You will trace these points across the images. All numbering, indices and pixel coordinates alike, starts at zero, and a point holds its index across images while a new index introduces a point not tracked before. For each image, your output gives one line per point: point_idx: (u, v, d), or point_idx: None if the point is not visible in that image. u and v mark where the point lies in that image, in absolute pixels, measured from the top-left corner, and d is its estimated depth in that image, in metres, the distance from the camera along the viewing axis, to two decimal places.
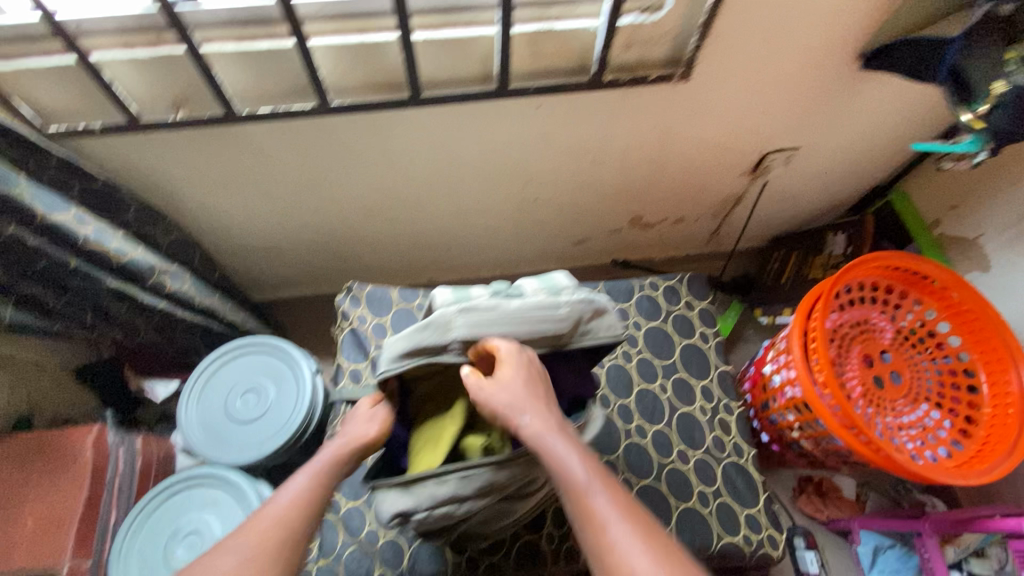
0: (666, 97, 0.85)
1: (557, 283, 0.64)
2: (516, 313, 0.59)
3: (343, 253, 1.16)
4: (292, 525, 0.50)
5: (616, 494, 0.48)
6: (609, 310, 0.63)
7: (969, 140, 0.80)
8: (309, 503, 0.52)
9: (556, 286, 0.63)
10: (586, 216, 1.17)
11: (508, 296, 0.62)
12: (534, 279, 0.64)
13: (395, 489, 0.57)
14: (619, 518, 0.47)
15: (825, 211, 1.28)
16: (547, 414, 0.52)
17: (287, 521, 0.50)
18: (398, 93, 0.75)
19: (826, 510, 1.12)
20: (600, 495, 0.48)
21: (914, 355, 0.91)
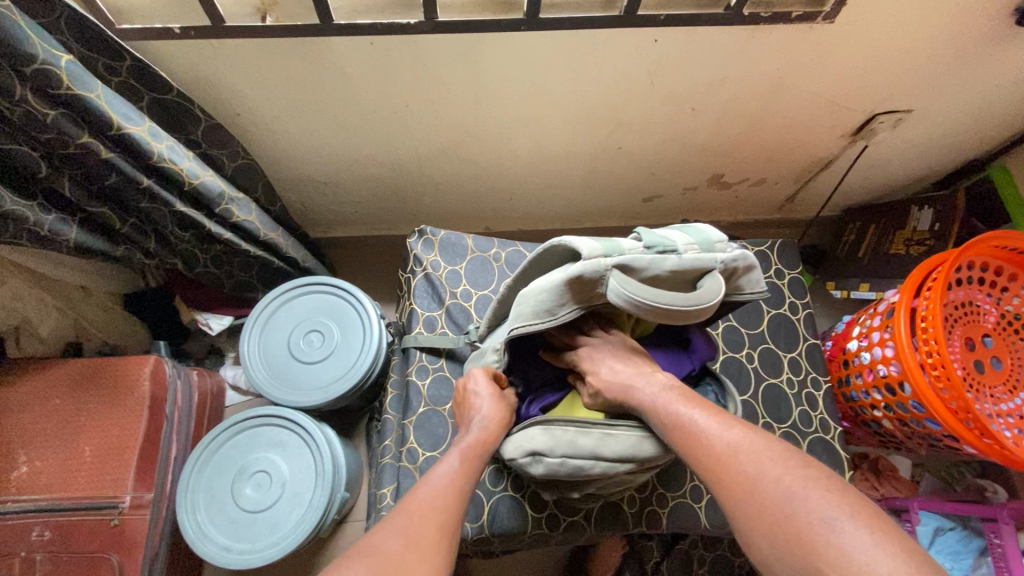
0: (795, 40, 0.77)
1: (709, 237, 0.58)
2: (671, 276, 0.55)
3: (406, 194, 1.10)
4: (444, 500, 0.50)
5: (709, 410, 0.49)
6: (754, 268, 0.60)
7: None
8: (456, 478, 0.54)
9: (709, 241, 0.57)
10: (665, 171, 1.10)
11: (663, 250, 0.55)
12: (687, 232, 0.56)
13: (537, 427, 0.57)
14: (717, 426, 0.47)
15: (913, 183, 1.19)
16: (640, 366, 0.56)
17: (439, 496, 0.50)
18: (509, 12, 0.67)
19: (881, 488, 1.11)
20: (693, 412, 0.49)
21: (1017, 342, 0.87)
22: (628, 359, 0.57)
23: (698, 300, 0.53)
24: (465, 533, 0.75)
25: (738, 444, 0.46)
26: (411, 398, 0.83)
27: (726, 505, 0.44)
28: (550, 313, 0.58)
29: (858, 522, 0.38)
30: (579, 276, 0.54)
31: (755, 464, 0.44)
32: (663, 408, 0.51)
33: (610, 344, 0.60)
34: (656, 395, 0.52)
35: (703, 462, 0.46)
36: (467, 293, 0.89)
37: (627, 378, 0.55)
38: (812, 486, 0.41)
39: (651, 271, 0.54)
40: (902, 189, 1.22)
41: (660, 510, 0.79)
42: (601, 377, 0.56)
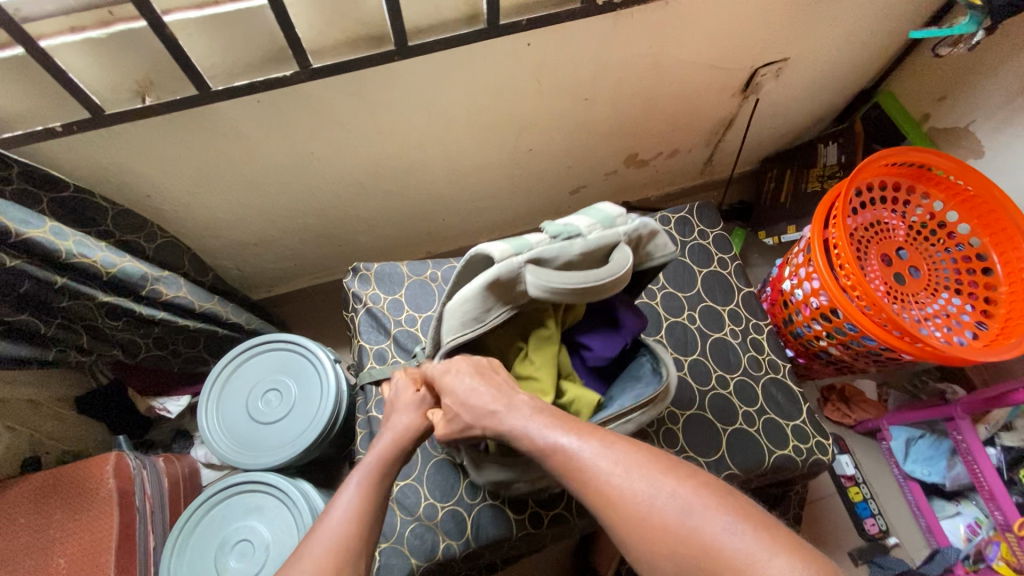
0: (659, 17, 0.82)
1: (607, 213, 0.60)
2: (581, 256, 0.56)
3: (337, 237, 1.11)
4: (351, 537, 0.49)
5: (586, 432, 0.49)
6: (658, 233, 0.62)
7: (964, 21, 0.82)
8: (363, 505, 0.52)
9: (610, 218, 0.59)
10: (581, 162, 1.14)
11: (568, 236, 0.56)
12: (585, 214, 0.58)
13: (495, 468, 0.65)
14: (588, 448, 0.47)
15: (815, 121, 1.26)
16: (506, 393, 0.56)
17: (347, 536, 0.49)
18: (381, 47, 0.70)
19: (853, 414, 1.16)
20: (571, 439, 0.48)
21: (929, 247, 0.92)
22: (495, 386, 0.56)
23: (609, 274, 0.54)
24: (453, 551, 0.76)
25: (622, 464, 0.45)
26: (377, 432, 0.84)
27: (622, 531, 0.43)
28: (478, 320, 0.58)
29: (741, 518, 0.40)
30: (497, 278, 0.54)
31: (638, 479, 0.44)
32: (540, 438, 0.50)
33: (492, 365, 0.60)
34: (529, 428, 0.51)
35: (591, 491, 0.45)
36: (413, 318, 0.91)
37: (495, 407, 0.55)
38: (703, 494, 0.42)
39: (561, 258, 0.55)
40: (808, 129, 1.29)
41: None
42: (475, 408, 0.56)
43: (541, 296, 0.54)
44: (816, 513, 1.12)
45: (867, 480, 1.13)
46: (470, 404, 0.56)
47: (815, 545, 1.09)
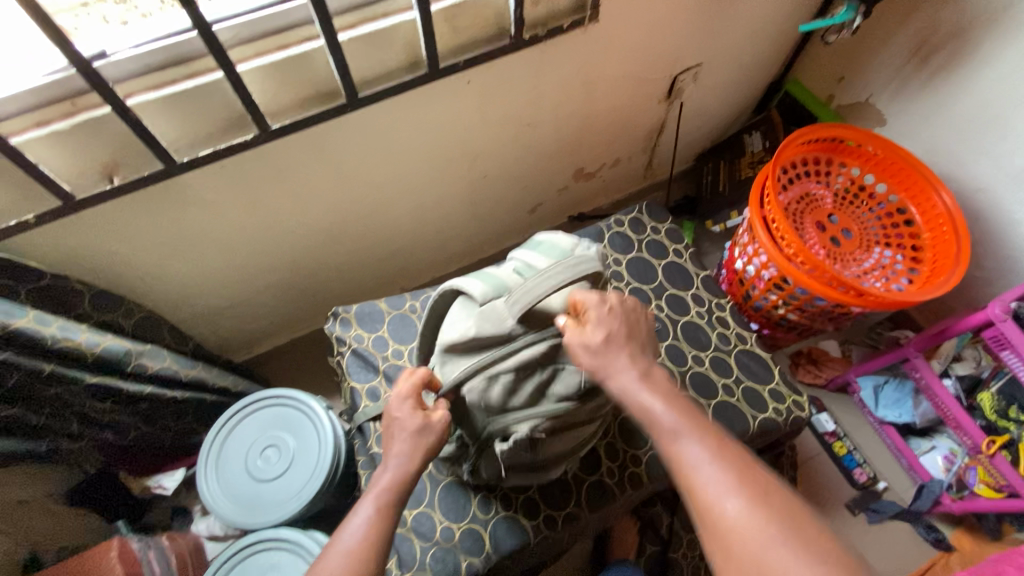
0: (582, 43, 0.91)
1: (563, 247, 0.64)
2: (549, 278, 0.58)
3: (311, 288, 1.13)
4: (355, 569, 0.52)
5: (697, 427, 0.48)
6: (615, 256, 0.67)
7: (843, 11, 0.95)
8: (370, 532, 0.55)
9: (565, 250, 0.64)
10: (534, 182, 1.21)
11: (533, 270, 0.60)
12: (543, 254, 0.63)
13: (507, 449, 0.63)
14: (707, 455, 0.46)
15: (737, 114, 1.38)
16: (616, 356, 0.53)
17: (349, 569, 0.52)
18: (333, 101, 0.75)
19: (824, 373, 1.23)
20: (678, 424, 0.48)
21: (855, 210, 1.02)
22: (616, 349, 0.53)
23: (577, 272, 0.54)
24: (476, 567, 0.78)
25: (720, 479, 0.45)
26: None
27: (706, 537, 0.44)
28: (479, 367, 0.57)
29: (836, 570, 0.40)
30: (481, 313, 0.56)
31: (736, 501, 0.44)
32: (648, 407, 0.50)
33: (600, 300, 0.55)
34: (637, 391, 0.51)
35: (688, 489, 0.46)
36: (399, 351, 0.94)
37: (596, 366, 0.53)
38: (798, 536, 0.42)
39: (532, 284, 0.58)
40: (733, 122, 1.41)
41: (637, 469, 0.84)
42: (600, 369, 0.53)
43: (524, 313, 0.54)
44: (809, 474, 1.17)
45: (848, 433, 1.20)
46: (578, 352, 0.54)
47: (814, 504, 1.15)
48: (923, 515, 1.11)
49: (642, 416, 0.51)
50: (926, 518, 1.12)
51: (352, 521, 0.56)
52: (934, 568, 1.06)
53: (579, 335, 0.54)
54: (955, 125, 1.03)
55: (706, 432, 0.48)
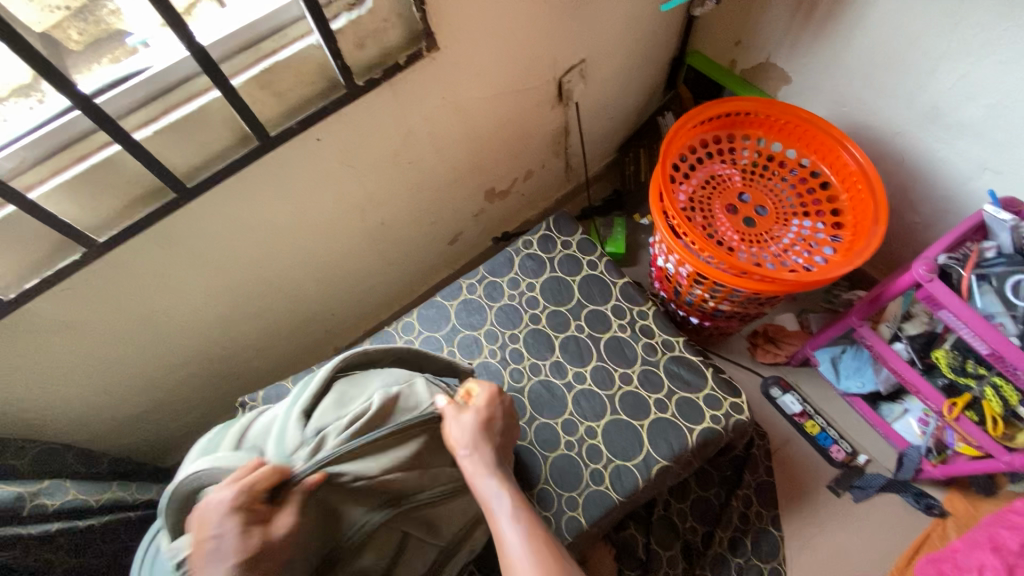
0: (434, 71, 0.84)
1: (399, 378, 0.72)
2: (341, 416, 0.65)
3: (233, 373, 1.08)
4: None
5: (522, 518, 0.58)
6: (358, 424, 0.62)
7: None
8: None
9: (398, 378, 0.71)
10: (443, 214, 1.16)
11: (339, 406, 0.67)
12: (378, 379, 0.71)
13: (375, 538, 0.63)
14: (515, 526, 0.57)
15: (648, 97, 1.31)
16: (478, 441, 0.64)
17: None
18: (164, 198, 0.70)
19: (783, 350, 1.16)
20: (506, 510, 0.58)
21: (768, 182, 0.95)
22: (483, 437, 0.65)
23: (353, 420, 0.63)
24: None
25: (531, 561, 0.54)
26: None
27: None
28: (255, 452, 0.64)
29: None
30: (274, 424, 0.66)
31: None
32: (486, 493, 0.61)
33: (241, 480, 0.54)
34: (482, 479, 0.62)
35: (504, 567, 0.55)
36: None
37: (461, 448, 0.63)
38: None
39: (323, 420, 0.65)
40: (646, 105, 1.34)
41: (574, 512, 0.79)
42: (467, 450, 0.63)
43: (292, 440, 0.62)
44: (787, 461, 1.10)
45: (818, 409, 1.13)
46: (456, 430, 0.64)
47: (797, 491, 1.08)
48: (910, 482, 1.05)
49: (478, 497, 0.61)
50: (914, 485, 1.06)
51: None
52: (929, 540, 1.00)
53: (458, 422, 0.65)
54: (859, 70, 0.96)
55: (531, 519, 0.58)
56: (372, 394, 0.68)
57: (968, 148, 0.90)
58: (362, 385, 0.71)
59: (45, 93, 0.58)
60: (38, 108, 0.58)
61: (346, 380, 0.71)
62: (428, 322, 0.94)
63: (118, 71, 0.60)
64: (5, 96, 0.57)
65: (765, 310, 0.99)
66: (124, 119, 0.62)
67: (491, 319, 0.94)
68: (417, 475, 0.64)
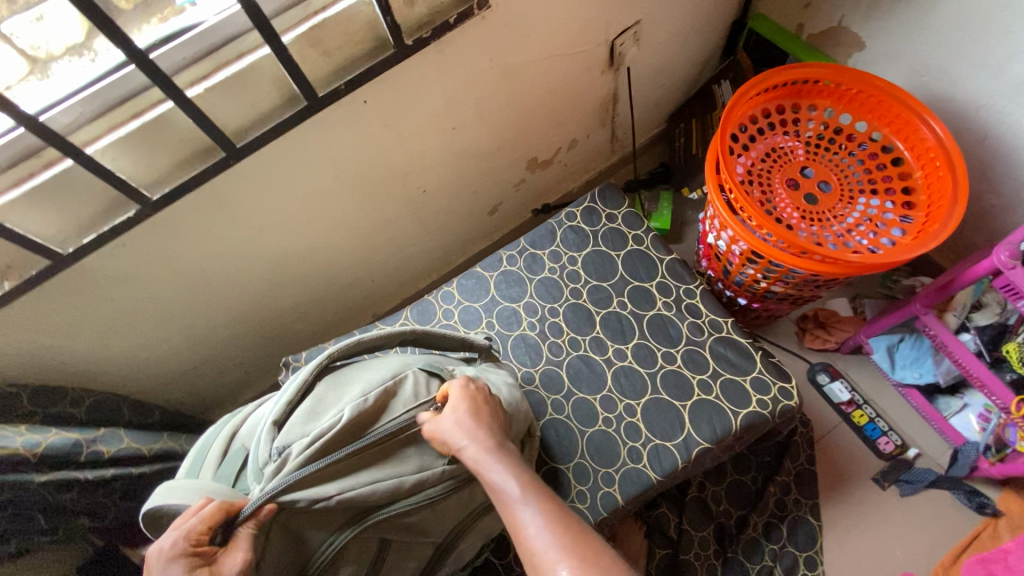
0: (483, 31, 0.81)
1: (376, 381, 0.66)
2: (312, 428, 0.60)
3: (275, 335, 1.11)
4: None
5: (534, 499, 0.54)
6: (320, 443, 0.57)
7: None
8: None
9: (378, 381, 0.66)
10: (484, 183, 1.13)
11: (311, 418, 0.62)
12: (357, 385, 0.66)
13: (353, 551, 0.59)
14: (532, 507, 0.53)
15: (703, 65, 1.24)
16: (473, 431, 0.59)
17: None
18: (215, 157, 0.70)
19: (833, 336, 1.11)
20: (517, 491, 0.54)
21: (833, 157, 0.88)
22: (477, 426, 0.60)
23: (315, 436, 0.58)
24: None
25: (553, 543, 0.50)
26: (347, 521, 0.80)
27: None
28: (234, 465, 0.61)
29: None
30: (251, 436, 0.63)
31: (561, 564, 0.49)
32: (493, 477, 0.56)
33: (185, 524, 0.48)
34: (487, 464, 0.57)
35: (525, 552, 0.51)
36: None
37: (457, 441, 0.59)
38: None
39: (292, 433, 0.60)
40: (700, 73, 1.27)
41: (610, 489, 0.78)
42: (464, 442, 0.59)
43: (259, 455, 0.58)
44: (830, 451, 1.07)
45: (867, 399, 1.09)
46: (446, 428, 0.60)
47: (839, 482, 1.04)
48: (963, 479, 1.00)
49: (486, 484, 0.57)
50: (966, 482, 1.01)
51: None
52: (979, 538, 0.96)
53: (447, 421, 0.60)
54: (945, 35, 0.88)
55: (545, 500, 0.54)
56: (343, 405, 0.62)
57: None
58: (342, 391, 0.67)
59: (96, 52, 0.58)
60: (95, 62, 0.58)
61: (326, 386, 0.67)
62: (467, 292, 0.93)
63: (169, 28, 0.59)
64: (60, 54, 0.57)
65: (819, 294, 0.94)
66: (177, 76, 0.62)
67: (531, 292, 0.93)
68: (390, 484, 0.59)
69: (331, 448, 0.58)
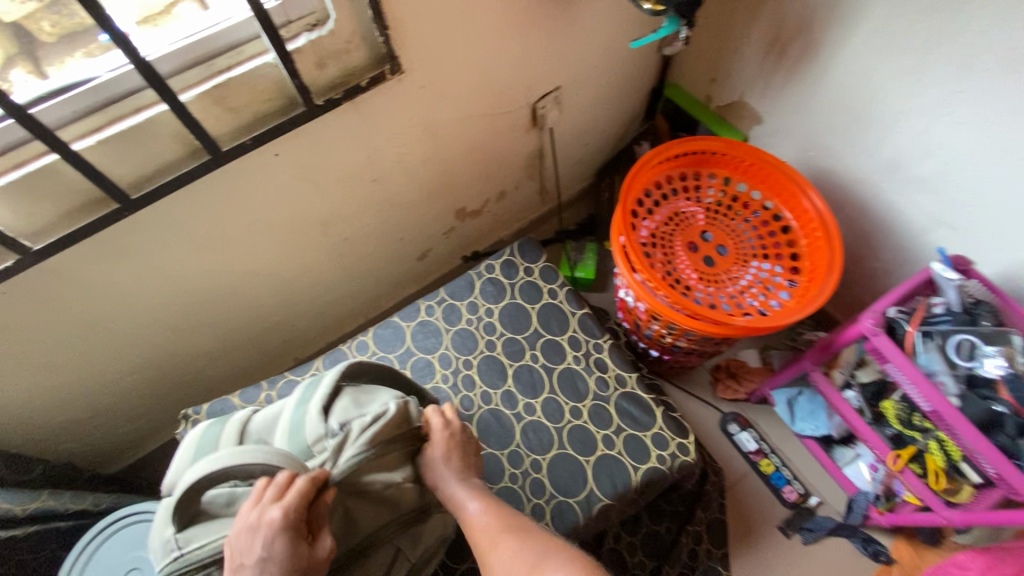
0: (399, 94, 0.84)
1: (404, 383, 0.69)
2: (363, 412, 0.63)
3: (183, 381, 1.06)
4: None
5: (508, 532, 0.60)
6: (378, 427, 0.60)
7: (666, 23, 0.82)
8: None
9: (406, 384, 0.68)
10: (411, 231, 1.15)
11: (356, 406, 0.64)
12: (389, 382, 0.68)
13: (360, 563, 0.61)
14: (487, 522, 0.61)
15: (626, 126, 1.32)
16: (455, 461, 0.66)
17: None
18: (109, 207, 0.69)
19: (743, 386, 1.16)
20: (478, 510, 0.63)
21: (730, 222, 0.95)
22: (457, 460, 0.66)
23: (375, 419, 0.60)
24: None
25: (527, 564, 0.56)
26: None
27: None
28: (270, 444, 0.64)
29: None
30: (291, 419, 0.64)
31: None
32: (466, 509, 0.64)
33: (286, 497, 0.51)
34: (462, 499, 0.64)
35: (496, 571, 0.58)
36: None
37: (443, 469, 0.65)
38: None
39: (342, 417, 0.62)
40: (624, 134, 1.34)
41: None
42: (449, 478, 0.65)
43: (312, 438, 0.61)
44: (739, 500, 1.10)
45: (774, 448, 1.13)
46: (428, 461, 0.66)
47: (747, 531, 1.08)
48: (859, 528, 1.05)
49: (462, 518, 0.64)
50: (862, 530, 1.06)
51: None
52: None
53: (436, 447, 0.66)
54: (827, 118, 0.97)
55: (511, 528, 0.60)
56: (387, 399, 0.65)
57: (924, 202, 0.91)
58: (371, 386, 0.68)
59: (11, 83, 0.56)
60: None
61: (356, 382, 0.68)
62: (382, 342, 0.93)
63: (58, 82, 0.58)
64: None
65: (722, 348, 0.98)
66: (64, 129, 0.61)
67: (446, 343, 0.93)
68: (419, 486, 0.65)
69: (385, 437, 0.61)
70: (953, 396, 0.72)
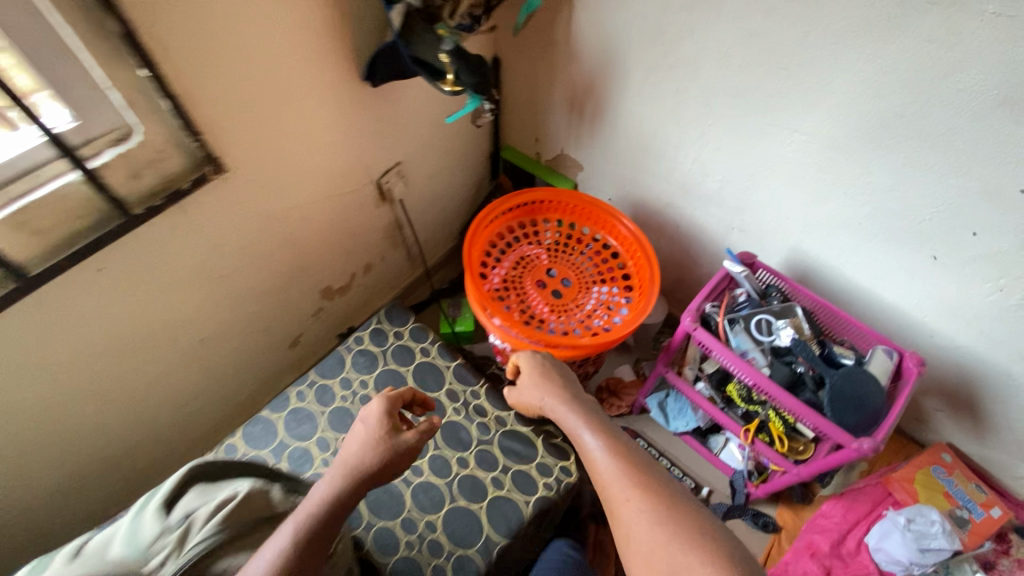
0: (230, 190, 0.86)
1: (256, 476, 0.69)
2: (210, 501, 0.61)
3: (23, 540, 0.92)
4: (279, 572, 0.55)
5: (603, 437, 0.71)
6: (228, 510, 0.59)
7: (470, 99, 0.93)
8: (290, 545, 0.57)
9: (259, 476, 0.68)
10: (277, 320, 1.13)
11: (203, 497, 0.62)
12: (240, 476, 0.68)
13: None
14: (598, 444, 0.70)
15: (475, 187, 1.43)
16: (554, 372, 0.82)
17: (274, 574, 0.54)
18: None
19: (624, 401, 1.25)
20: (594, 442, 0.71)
21: (570, 257, 1.06)
22: (549, 377, 0.82)
23: (227, 504, 0.59)
24: None
25: (616, 479, 0.66)
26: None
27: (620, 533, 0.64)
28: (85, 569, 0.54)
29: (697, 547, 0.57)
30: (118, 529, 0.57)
31: (624, 489, 0.65)
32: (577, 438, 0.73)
33: (383, 402, 0.77)
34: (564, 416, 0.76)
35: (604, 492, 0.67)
36: None
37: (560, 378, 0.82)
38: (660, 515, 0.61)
39: (188, 510, 0.59)
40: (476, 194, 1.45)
41: None
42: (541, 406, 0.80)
43: (149, 537, 0.55)
44: None
45: (663, 451, 1.22)
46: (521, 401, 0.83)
47: None
48: (747, 506, 1.14)
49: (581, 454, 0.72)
50: (750, 507, 1.15)
51: (271, 546, 0.57)
52: (771, 558, 1.09)
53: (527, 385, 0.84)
54: (629, 157, 1.14)
55: (604, 432, 0.72)
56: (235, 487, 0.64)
57: (717, 214, 1.09)
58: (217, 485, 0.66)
59: None
60: None
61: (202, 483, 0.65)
62: (254, 441, 0.90)
63: None
64: None
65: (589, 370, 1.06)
66: None
67: (323, 425, 0.92)
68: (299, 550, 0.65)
69: (238, 521, 0.59)
70: (765, 368, 0.85)
